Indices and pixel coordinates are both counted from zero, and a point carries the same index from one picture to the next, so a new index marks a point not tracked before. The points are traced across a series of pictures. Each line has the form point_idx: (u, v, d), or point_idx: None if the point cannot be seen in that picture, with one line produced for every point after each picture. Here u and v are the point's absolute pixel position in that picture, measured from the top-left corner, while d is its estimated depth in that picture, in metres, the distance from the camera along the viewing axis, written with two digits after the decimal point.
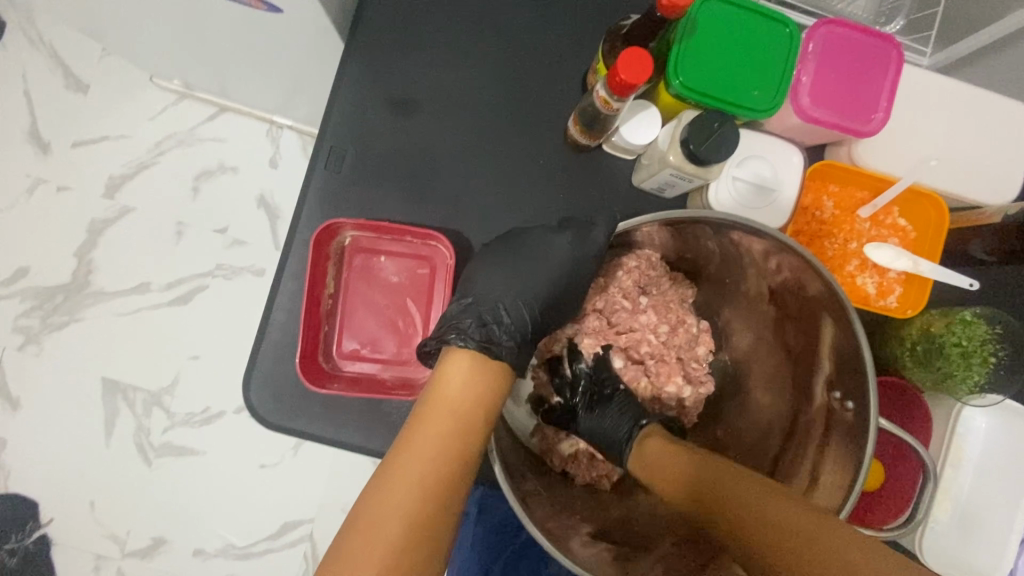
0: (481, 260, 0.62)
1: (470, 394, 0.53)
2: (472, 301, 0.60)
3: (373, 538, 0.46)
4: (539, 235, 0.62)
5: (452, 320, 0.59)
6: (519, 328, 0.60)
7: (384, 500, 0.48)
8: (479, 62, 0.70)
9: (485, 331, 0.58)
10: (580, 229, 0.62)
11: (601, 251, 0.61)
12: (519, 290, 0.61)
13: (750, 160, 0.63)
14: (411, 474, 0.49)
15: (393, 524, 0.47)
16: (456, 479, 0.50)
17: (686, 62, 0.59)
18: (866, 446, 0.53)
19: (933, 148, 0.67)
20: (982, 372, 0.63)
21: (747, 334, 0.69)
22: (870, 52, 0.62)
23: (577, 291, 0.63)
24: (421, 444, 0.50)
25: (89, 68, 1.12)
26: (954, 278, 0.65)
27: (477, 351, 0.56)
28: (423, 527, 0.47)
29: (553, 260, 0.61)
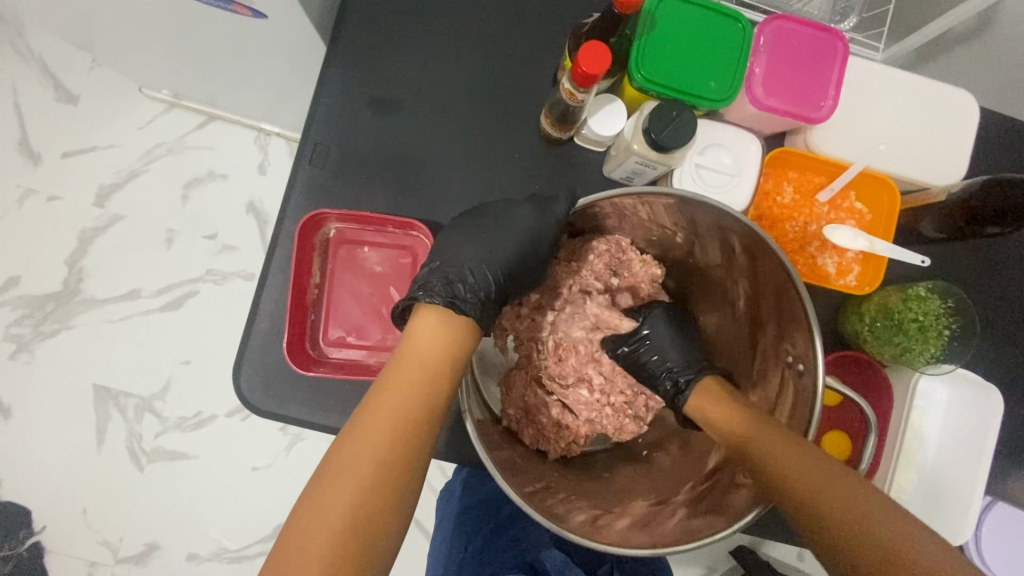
0: (450, 232, 0.65)
1: (439, 347, 0.56)
2: (439, 263, 0.63)
3: (347, 477, 0.48)
4: (504, 209, 0.65)
5: (421, 281, 0.61)
6: (483, 287, 0.62)
7: (356, 443, 0.50)
8: (455, 63, 0.73)
9: (451, 290, 0.60)
10: (541, 202, 0.65)
11: (560, 223, 0.64)
12: (485, 255, 0.63)
13: (712, 149, 0.67)
14: (383, 418, 0.51)
15: (365, 464, 0.49)
16: (426, 425, 0.53)
17: (646, 57, 0.63)
18: (816, 406, 0.57)
19: (885, 133, 0.71)
20: (939, 344, 0.68)
21: (711, 312, 0.75)
22: (817, 43, 0.66)
23: (540, 261, 0.66)
24: (393, 391, 0.53)
25: (79, 81, 1.15)
26: (907, 255, 0.69)
27: (442, 307, 0.58)
28: (394, 467, 0.50)
29: (517, 232, 0.63)
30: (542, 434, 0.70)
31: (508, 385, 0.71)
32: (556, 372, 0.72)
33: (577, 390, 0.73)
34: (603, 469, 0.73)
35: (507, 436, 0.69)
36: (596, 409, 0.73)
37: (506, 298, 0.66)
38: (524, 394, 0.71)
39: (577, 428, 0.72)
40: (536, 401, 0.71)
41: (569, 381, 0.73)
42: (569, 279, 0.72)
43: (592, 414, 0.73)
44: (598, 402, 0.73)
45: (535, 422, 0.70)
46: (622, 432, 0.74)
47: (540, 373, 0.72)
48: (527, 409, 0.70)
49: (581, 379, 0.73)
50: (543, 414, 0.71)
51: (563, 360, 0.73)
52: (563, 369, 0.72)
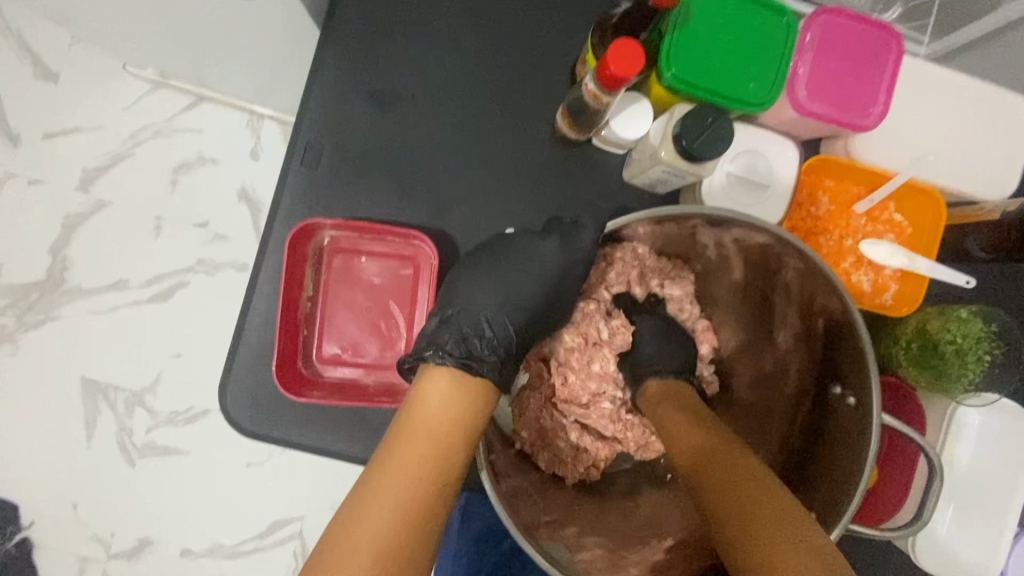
0: (465, 266, 0.60)
1: (449, 417, 0.50)
2: (453, 314, 0.58)
3: (342, 573, 0.42)
4: (525, 242, 0.60)
5: (430, 335, 0.57)
6: (503, 341, 0.58)
7: (354, 531, 0.44)
8: (464, 50, 0.66)
9: (465, 346, 0.55)
10: (566, 233, 0.60)
11: (589, 254, 0.59)
12: (504, 300, 0.59)
13: (745, 155, 0.61)
14: (383, 502, 0.45)
15: (364, 558, 0.43)
16: (432, 509, 0.46)
17: (678, 54, 0.56)
18: (869, 447, 0.51)
19: (932, 141, 0.65)
20: (977, 369, 0.62)
21: (738, 330, 0.68)
22: (866, 43, 0.59)
23: (563, 307, 0.61)
24: (397, 469, 0.47)
25: (58, 55, 1.07)
26: (951, 275, 0.64)
27: (454, 368, 0.53)
28: (396, 562, 0.43)
29: (540, 269, 0.58)
30: (556, 459, 0.66)
31: (519, 405, 0.66)
32: (573, 395, 0.67)
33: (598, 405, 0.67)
34: (623, 497, 0.67)
35: (520, 459, 0.64)
36: (617, 422, 0.68)
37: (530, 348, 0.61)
38: (538, 414, 0.66)
39: (596, 451, 0.68)
40: (551, 425, 0.66)
41: (589, 399, 0.67)
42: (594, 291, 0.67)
43: (613, 433, 0.68)
44: (620, 420, 0.68)
45: (549, 445, 0.66)
46: (646, 449, 0.69)
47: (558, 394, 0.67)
48: (542, 432, 0.66)
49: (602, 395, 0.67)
50: (561, 439, 0.66)
51: (581, 380, 0.66)
52: (578, 390, 0.67)
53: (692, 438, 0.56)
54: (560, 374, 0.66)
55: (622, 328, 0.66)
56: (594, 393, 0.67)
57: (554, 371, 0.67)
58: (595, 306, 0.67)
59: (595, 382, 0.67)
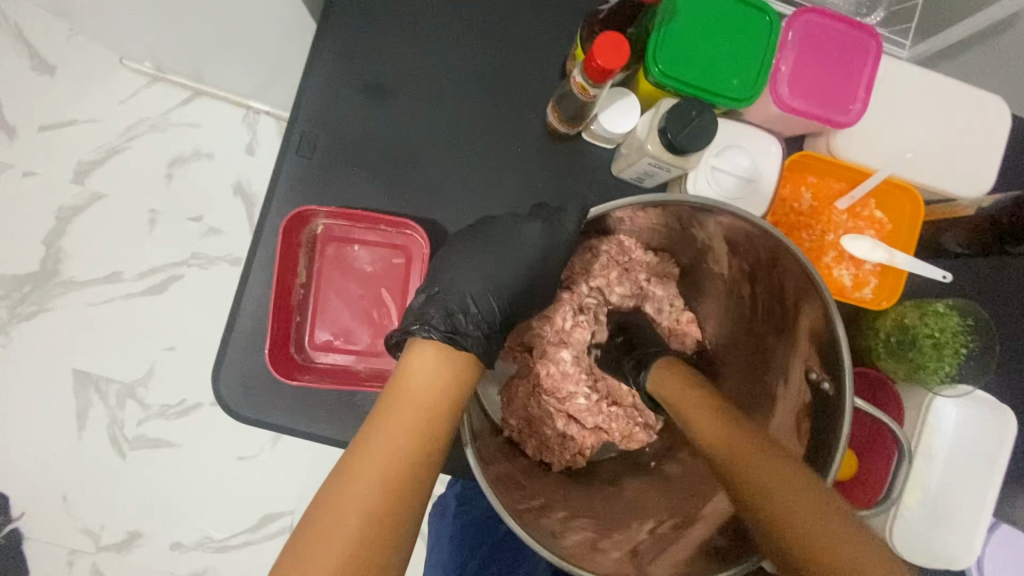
0: (453, 248, 0.61)
1: (438, 384, 0.52)
2: (439, 291, 0.59)
3: (332, 533, 0.43)
4: (509, 224, 0.61)
5: (417, 311, 0.57)
6: (487, 318, 0.58)
7: (343, 495, 0.45)
8: (457, 47, 0.68)
9: (451, 322, 0.56)
10: (550, 217, 0.61)
11: (570, 239, 0.60)
12: (489, 280, 0.59)
13: (729, 151, 0.63)
14: (372, 467, 0.46)
15: (353, 519, 0.44)
16: (420, 473, 0.48)
17: (664, 49, 0.58)
18: (841, 428, 0.53)
19: (912, 139, 0.67)
20: (953, 362, 0.64)
21: (723, 322, 0.70)
22: (847, 41, 0.61)
23: (547, 290, 0.63)
24: (385, 436, 0.48)
25: (55, 48, 1.07)
26: (928, 270, 0.66)
27: (440, 343, 0.54)
28: (384, 523, 0.45)
29: (523, 251, 0.60)
30: (543, 446, 0.67)
31: (507, 392, 0.68)
32: (558, 382, 0.68)
33: (572, 397, 0.69)
34: (608, 482, 0.69)
35: (508, 446, 0.65)
36: (600, 412, 0.69)
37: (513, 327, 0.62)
38: (525, 402, 0.67)
39: (582, 439, 0.69)
40: (539, 413, 0.68)
41: (565, 394, 0.69)
42: (581, 279, 0.68)
43: (599, 422, 0.70)
44: (602, 411, 0.70)
45: (536, 432, 0.67)
46: (630, 440, 0.71)
47: (543, 381, 0.68)
48: (530, 419, 0.67)
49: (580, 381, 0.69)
50: (548, 426, 0.68)
51: (563, 362, 0.68)
52: (562, 376, 0.68)
53: (715, 435, 0.53)
54: (544, 360, 0.68)
55: (586, 322, 0.68)
56: (574, 380, 0.69)
57: (540, 359, 0.68)
58: (569, 297, 0.68)
59: (575, 365, 0.69)
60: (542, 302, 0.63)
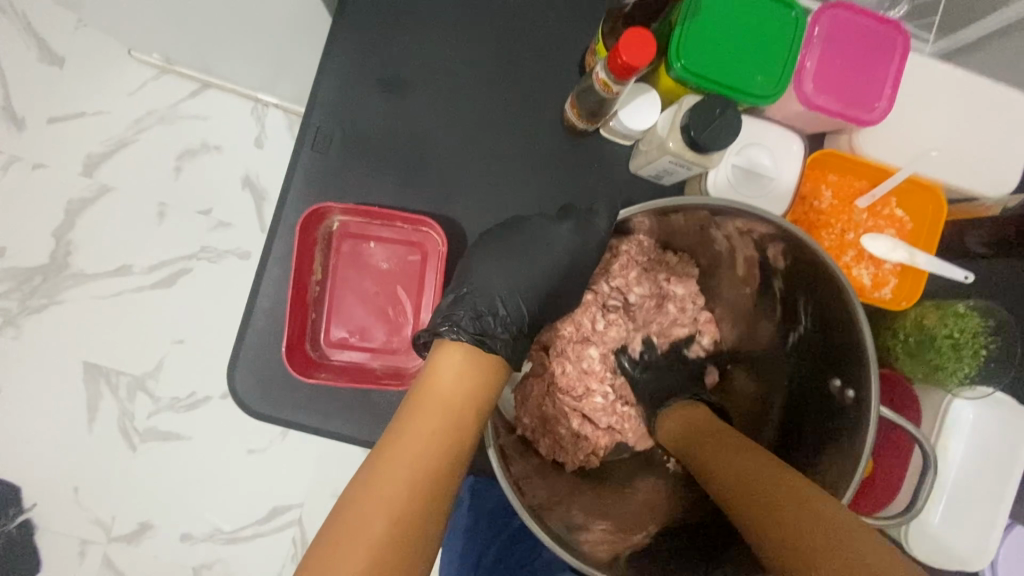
0: (476, 251, 0.61)
1: (464, 386, 0.52)
2: (467, 292, 0.58)
3: (356, 534, 0.43)
4: (539, 226, 0.61)
5: (445, 312, 0.57)
6: (516, 321, 0.58)
7: (371, 494, 0.45)
8: (473, 41, 0.67)
9: (480, 324, 0.56)
10: (581, 219, 0.61)
11: (603, 241, 0.59)
12: (515, 281, 0.59)
13: (750, 148, 0.62)
14: (398, 467, 0.46)
15: (380, 518, 0.44)
16: (445, 477, 0.47)
17: (688, 45, 0.57)
18: (866, 437, 0.52)
19: (936, 138, 0.66)
20: (972, 364, 0.63)
21: (740, 326, 0.69)
22: (874, 38, 0.60)
23: (570, 291, 0.62)
24: (411, 437, 0.48)
25: (63, 39, 1.07)
26: (948, 270, 0.65)
27: (468, 343, 0.54)
28: (410, 525, 0.44)
29: (552, 252, 0.59)
30: (558, 445, 0.67)
31: (524, 390, 0.67)
32: (574, 383, 0.68)
33: (590, 397, 0.69)
34: (623, 482, 0.69)
35: (521, 445, 0.65)
36: (614, 414, 0.70)
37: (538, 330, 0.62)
38: (541, 400, 0.67)
39: (597, 440, 0.69)
40: (554, 411, 0.67)
41: (582, 391, 0.69)
42: (603, 279, 0.68)
43: (613, 422, 0.70)
44: (616, 412, 0.70)
45: (552, 431, 0.67)
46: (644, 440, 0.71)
47: (560, 380, 0.68)
48: (544, 419, 0.67)
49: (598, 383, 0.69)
50: (562, 425, 0.67)
51: (586, 360, 0.69)
52: (581, 375, 0.69)
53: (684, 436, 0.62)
54: (565, 360, 0.68)
55: (617, 317, 0.69)
56: (595, 381, 0.69)
57: (558, 359, 0.68)
58: (592, 297, 0.68)
59: (599, 365, 0.69)
60: (567, 305, 0.63)
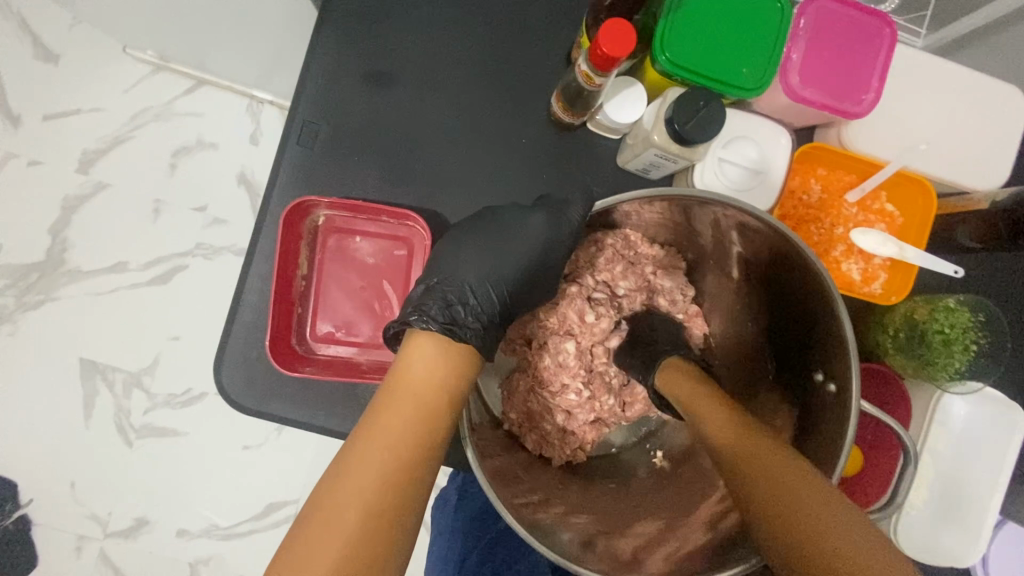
0: (453, 240, 0.60)
1: (435, 379, 0.51)
2: (438, 281, 0.58)
3: (330, 532, 0.43)
4: (515, 214, 0.60)
5: (415, 302, 0.57)
6: (486, 310, 0.58)
7: (343, 490, 0.45)
8: (460, 35, 0.67)
9: (449, 312, 0.55)
10: (553, 207, 0.60)
11: (576, 228, 0.60)
12: (486, 271, 0.59)
13: (737, 141, 0.61)
14: (369, 464, 0.46)
15: (352, 514, 0.44)
16: (418, 471, 0.47)
17: (672, 37, 0.57)
18: (846, 432, 0.51)
19: (927, 131, 0.66)
20: (963, 359, 0.63)
21: (729, 317, 0.69)
22: (860, 30, 0.60)
23: (551, 281, 0.62)
24: (383, 433, 0.48)
25: (58, 36, 1.07)
26: (938, 264, 0.64)
27: (437, 333, 0.53)
28: (384, 519, 0.45)
29: (528, 244, 0.59)
30: (543, 440, 0.67)
31: (509, 385, 0.67)
32: (551, 378, 0.67)
33: (563, 392, 0.67)
34: (610, 477, 0.69)
35: (508, 441, 0.65)
36: (595, 405, 0.68)
37: (516, 315, 0.61)
38: (526, 396, 0.66)
39: (583, 434, 0.68)
40: (539, 407, 0.67)
41: (558, 386, 0.67)
42: (587, 272, 0.67)
43: (595, 415, 0.69)
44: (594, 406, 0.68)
45: (537, 425, 0.67)
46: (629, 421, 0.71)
47: (542, 375, 0.67)
48: (530, 414, 0.67)
49: (576, 376, 0.67)
50: (547, 421, 0.67)
51: (562, 353, 0.67)
52: (558, 371, 0.67)
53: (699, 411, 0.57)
54: (544, 351, 0.67)
55: (605, 308, 0.67)
56: (571, 377, 0.67)
57: (540, 352, 0.67)
58: (577, 290, 0.67)
59: (575, 360, 0.67)
60: (545, 292, 0.62)
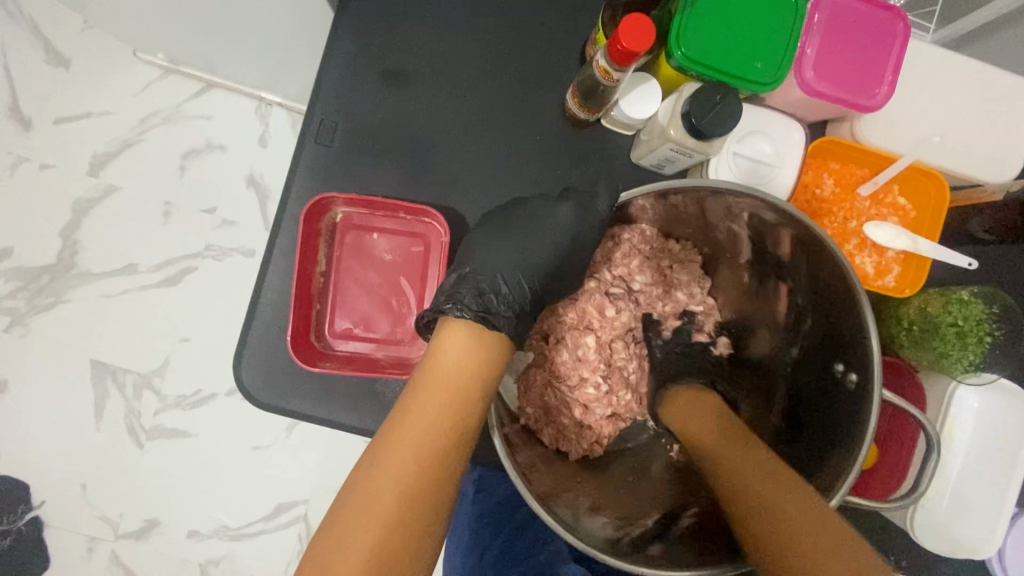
0: (479, 232, 0.60)
1: (466, 366, 0.52)
2: (469, 271, 0.58)
3: (365, 512, 0.44)
4: (540, 206, 0.61)
5: (448, 291, 0.57)
6: (517, 299, 0.59)
7: (378, 472, 0.46)
8: (473, 33, 0.67)
9: (482, 301, 0.56)
10: (582, 199, 0.60)
11: (603, 221, 0.60)
12: (518, 261, 0.59)
13: (752, 137, 0.62)
14: (403, 448, 0.47)
15: (387, 496, 0.45)
16: (451, 457, 0.48)
17: (688, 32, 0.57)
18: (868, 422, 0.52)
19: (938, 125, 0.66)
20: (976, 351, 0.63)
21: (745, 312, 0.69)
22: (874, 25, 0.60)
23: (575, 273, 0.62)
24: (417, 418, 0.48)
25: (69, 41, 1.08)
26: (951, 257, 0.64)
27: (471, 321, 0.54)
28: (417, 503, 0.45)
29: (553, 235, 0.59)
30: (561, 434, 0.67)
31: (527, 380, 0.67)
32: (569, 372, 0.67)
33: (582, 386, 0.67)
34: (628, 471, 0.69)
35: (525, 435, 0.65)
36: (613, 400, 0.69)
37: (544, 305, 0.62)
38: (544, 390, 0.67)
39: (600, 428, 0.69)
40: (555, 401, 0.67)
41: (576, 380, 0.67)
42: (604, 267, 0.68)
43: (612, 410, 0.69)
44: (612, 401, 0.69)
45: (555, 420, 0.67)
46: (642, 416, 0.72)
47: (561, 369, 0.67)
48: (547, 409, 0.67)
49: (595, 371, 0.67)
50: (565, 415, 0.67)
51: (580, 347, 0.67)
52: (576, 366, 0.67)
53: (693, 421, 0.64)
54: (566, 345, 0.67)
55: (623, 302, 0.68)
56: (589, 372, 0.67)
57: (557, 347, 0.67)
58: (595, 285, 0.68)
59: (594, 354, 0.67)
60: (574, 283, 0.63)
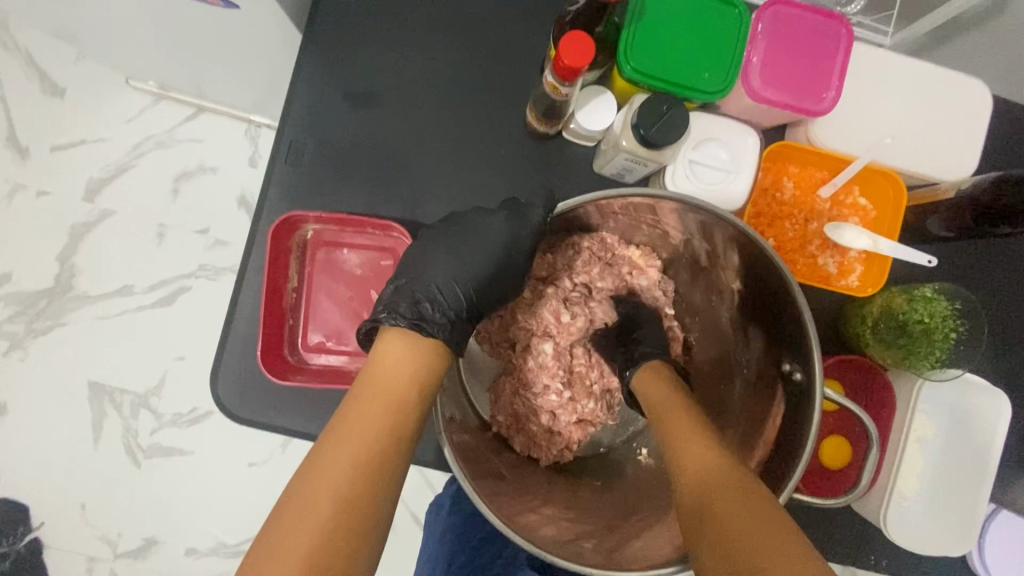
0: (424, 242, 0.62)
1: (406, 372, 0.54)
2: (406, 280, 0.60)
3: (302, 517, 0.45)
4: (475, 217, 0.62)
5: (386, 301, 0.59)
6: (453, 306, 0.60)
7: (317, 478, 0.47)
8: (440, 53, 0.70)
9: (417, 310, 0.58)
10: (517, 209, 0.62)
11: (538, 230, 0.61)
12: (454, 270, 0.61)
13: (706, 144, 0.64)
14: (342, 454, 0.48)
15: (325, 500, 0.46)
16: (389, 459, 0.50)
17: (636, 47, 0.60)
18: (812, 422, 0.53)
19: (892, 126, 0.67)
20: (944, 348, 0.64)
21: (704, 313, 0.70)
22: (818, 33, 0.62)
23: (515, 280, 0.64)
24: (358, 425, 0.50)
25: (65, 72, 1.12)
26: (912, 255, 0.65)
27: (407, 329, 0.56)
28: (355, 505, 0.47)
29: (489, 240, 0.61)
30: (530, 441, 0.68)
31: (496, 389, 0.68)
32: (534, 378, 0.69)
33: (547, 393, 0.69)
34: (596, 477, 0.71)
35: (496, 442, 0.67)
36: (580, 406, 0.70)
37: (482, 314, 0.64)
38: (512, 398, 0.68)
39: (569, 434, 0.70)
40: (524, 408, 0.68)
41: (540, 388, 0.69)
42: (567, 276, 0.69)
43: (579, 416, 0.70)
44: (579, 406, 0.70)
45: (524, 428, 0.68)
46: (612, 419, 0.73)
47: (526, 376, 0.69)
48: (517, 416, 0.68)
49: (558, 376, 0.69)
50: (533, 422, 0.69)
51: (541, 355, 0.69)
52: (540, 372, 0.69)
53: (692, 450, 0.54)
54: (529, 352, 0.69)
55: (581, 307, 0.69)
56: (552, 378, 0.69)
57: (523, 353, 0.69)
58: (554, 291, 0.69)
59: (552, 359, 0.69)
60: (512, 291, 0.65)
